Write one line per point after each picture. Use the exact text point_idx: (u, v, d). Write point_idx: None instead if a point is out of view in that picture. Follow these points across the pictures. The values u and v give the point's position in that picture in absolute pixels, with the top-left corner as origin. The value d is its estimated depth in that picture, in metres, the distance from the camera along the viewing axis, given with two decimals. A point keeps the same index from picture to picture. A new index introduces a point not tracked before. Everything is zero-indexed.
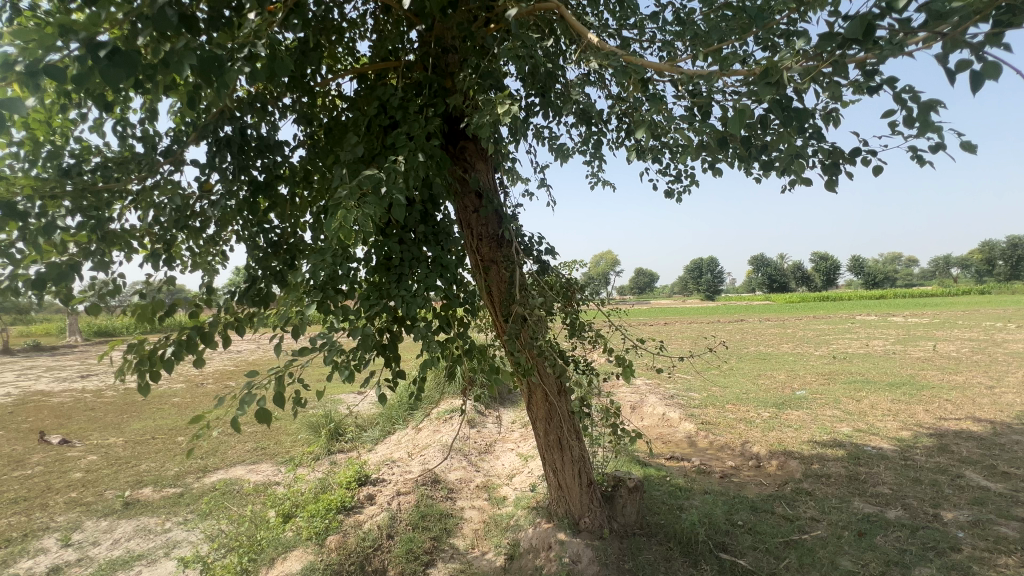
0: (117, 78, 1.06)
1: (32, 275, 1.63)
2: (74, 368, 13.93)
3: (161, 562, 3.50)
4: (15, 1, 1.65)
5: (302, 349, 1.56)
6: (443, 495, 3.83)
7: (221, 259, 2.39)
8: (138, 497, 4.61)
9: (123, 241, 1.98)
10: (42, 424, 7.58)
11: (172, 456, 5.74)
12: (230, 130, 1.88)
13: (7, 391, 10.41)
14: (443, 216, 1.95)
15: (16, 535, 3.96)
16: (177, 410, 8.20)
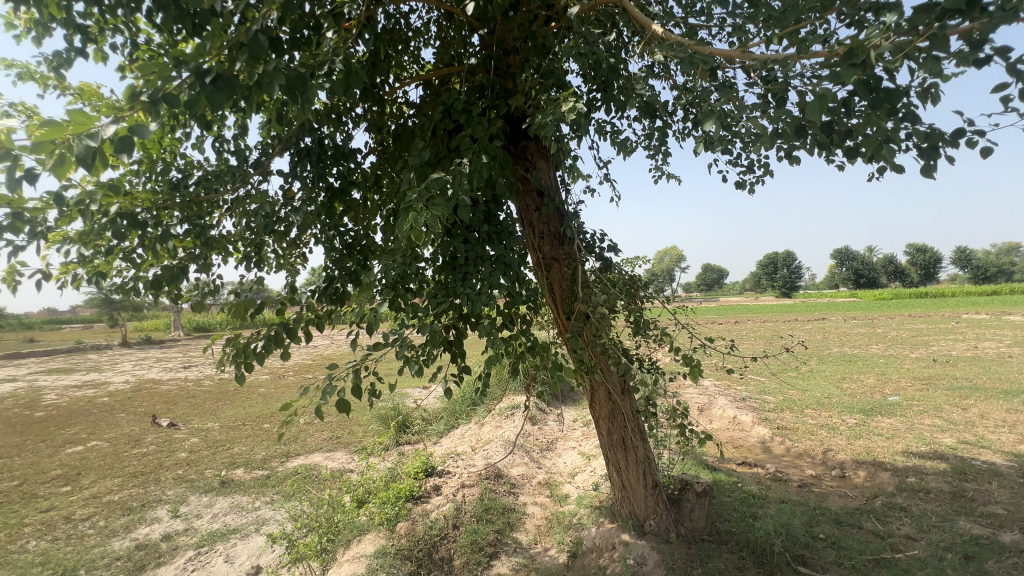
0: (221, 101, 1.19)
1: (151, 277, 1.87)
2: (178, 360, 15.65)
3: (253, 536, 3.86)
4: (135, 38, 1.90)
5: (376, 345, 1.65)
6: (505, 489, 3.89)
7: (301, 260, 2.58)
8: (233, 477, 5.10)
9: (221, 246, 2.19)
10: (154, 408, 8.60)
11: (260, 441, 6.30)
12: (310, 141, 2.02)
13: (126, 379, 11.91)
14: (506, 214, 1.98)
15: (136, 504, 4.54)
16: (263, 399, 8.98)
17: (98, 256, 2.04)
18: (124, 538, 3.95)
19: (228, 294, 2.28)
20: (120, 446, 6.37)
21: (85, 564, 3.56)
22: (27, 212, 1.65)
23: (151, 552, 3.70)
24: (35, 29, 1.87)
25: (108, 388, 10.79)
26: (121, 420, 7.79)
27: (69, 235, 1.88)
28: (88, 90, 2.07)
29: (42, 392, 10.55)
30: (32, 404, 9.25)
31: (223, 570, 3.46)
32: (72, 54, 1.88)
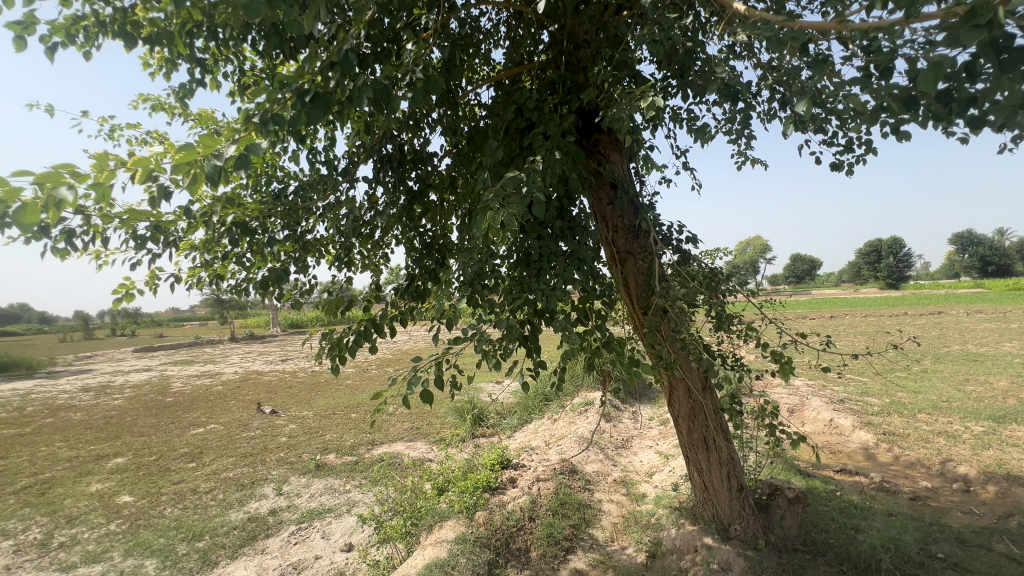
0: (318, 116, 1.30)
1: (260, 278, 2.10)
2: (277, 353, 17.30)
3: (345, 516, 4.20)
4: (242, 65, 2.13)
5: (457, 339, 1.72)
6: (580, 485, 3.88)
7: (384, 261, 2.75)
8: (326, 461, 5.56)
9: (316, 249, 2.40)
10: (259, 396, 9.59)
11: (349, 429, 6.80)
12: (392, 148, 2.15)
13: (236, 370, 13.41)
14: (579, 208, 1.97)
15: (247, 481, 5.10)
16: (350, 390, 9.68)
17: (216, 261, 2.32)
18: (238, 510, 4.45)
19: (323, 293, 2.49)
20: (233, 430, 7.19)
21: (208, 531, 4.07)
22: (164, 223, 1.92)
23: (260, 524, 4.14)
24: (165, 65, 2.16)
25: (221, 378, 12.19)
26: (233, 407, 8.78)
27: (195, 243, 2.15)
28: (206, 116, 2.36)
29: (171, 380, 12.17)
30: (164, 391, 10.69)
31: (321, 545, 3.79)
32: (193, 85, 2.15)
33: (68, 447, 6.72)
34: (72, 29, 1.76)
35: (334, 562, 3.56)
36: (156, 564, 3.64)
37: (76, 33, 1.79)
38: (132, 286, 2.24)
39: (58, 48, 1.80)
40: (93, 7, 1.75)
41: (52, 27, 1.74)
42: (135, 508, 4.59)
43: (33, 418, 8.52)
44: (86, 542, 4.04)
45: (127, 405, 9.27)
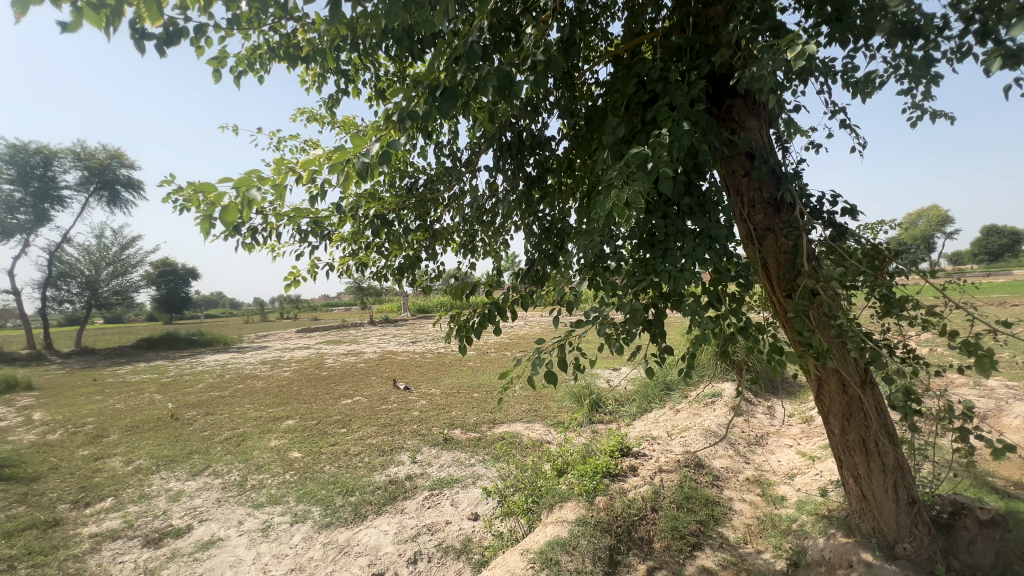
0: (447, 109, 1.38)
1: (398, 265, 2.31)
2: (408, 335, 19.07)
3: (471, 488, 4.51)
4: (378, 71, 2.33)
5: (579, 321, 1.70)
6: (708, 481, 3.66)
7: (504, 247, 2.83)
8: (453, 436, 6.00)
9: (444, 237, 2.55)
10: (394, 373, 10.70)
11: (472, 407, 7.25)
12: (511, 135, 2.19)
13: (375, 350, 15.12)
14: (710, 182, 1.81)
15: (387, 448, 5.73)
16: (472, 371, 10.30)
17: (360, 251, 2.61)
18: (381, 473, 5.04)
19: (450, 278, 2.65)
20: (374, 402, 8.13)
21: (358, 488, 4.67)
22: (321, 219, 2.21)
23: (400, 487, 4.63)
24: (318, 81, 2.46)
25: (364, 356, 13.84)
26: (374, 382, 9.92)
27: (344, 235, 2.44)
28: (350, 122, 2.64)
29: (325, 357, 14.16)
30: (320, 366, 12.48)
31: (450, 511, 4.13)
32: (339, 94, 2.42)
33: (254, 408, 8.21)
34: (250, 58, 2.09)
35: (463, 528, 3.85)
36: (320, 511, 4.29)
37: (254, 61, 2.13)
38: (298, 274, 2.63)
39: (243, 75, 2.15)
40: (265, 38, 2.06)
41: (237, 58, 2.09)
42: (303, 463, 5.46)
43: (229, 384, 10.56)
44: (270, 486, 4.91)
45: (294, 377, 11.01)
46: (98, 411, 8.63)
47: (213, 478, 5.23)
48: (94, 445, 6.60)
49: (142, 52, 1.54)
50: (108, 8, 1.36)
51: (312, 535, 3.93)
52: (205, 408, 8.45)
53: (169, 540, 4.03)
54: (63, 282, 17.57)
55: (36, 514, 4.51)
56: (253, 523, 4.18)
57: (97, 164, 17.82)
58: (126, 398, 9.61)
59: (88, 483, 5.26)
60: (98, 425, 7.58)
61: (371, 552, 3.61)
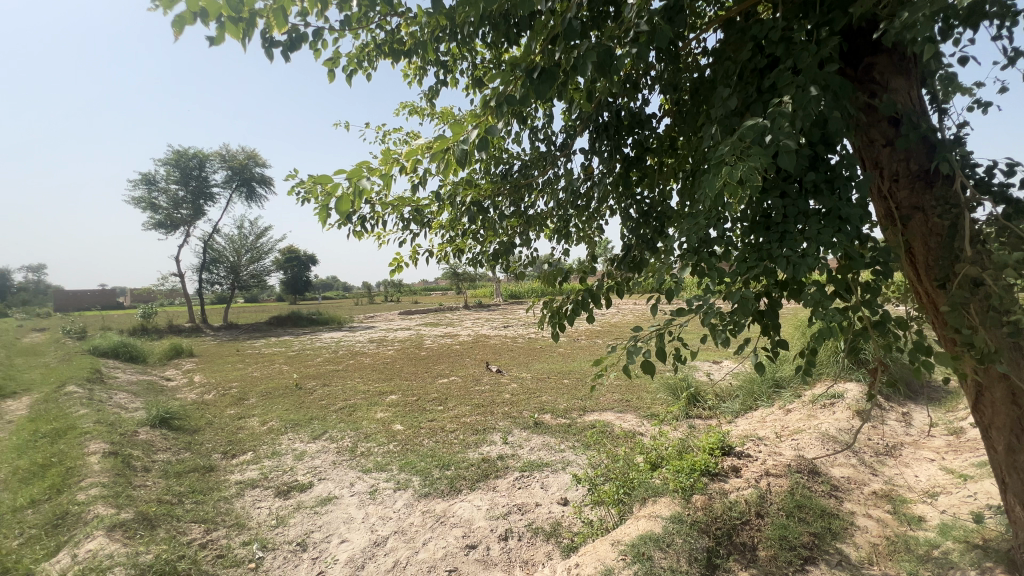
0: (545, 91, 1.35)
1: (494, 251, 2.34)
2: (499, 320, 19.65)
3: (561, 473, 4.54)
4: (475, 59, 2.37)
5: (681, 310, 1.59)
6: (824, 491, 3.29)
7: (599, 232, 2.75)
8: (543, 420, 6.08)
9: (539, 223, 2.54)
10: (487, 356, 11.10)
11: (562, 393, 7.28)
12: (608, 115, 2.10)
13: (469, 333, 15.81)
14: (841, 154, 1.58)
15: (481, 427, 5.97)
16: (562, 357, 10.34)
17: (457, 237, 2.69)
18: (475, 451, 5.26)
19: (543, 264, 2.65)
20: (469, 383, 8.50)
21: (454, 463, 4.93)
22: (421, 208, 2.32)
23: (492, 466, 4.81)
24: (419, 75, 2.57)
25: (459, 338, 14.53)
26: (468, 364, 10.37)
27: (443, 223, 2.53)
28: (448, 112, 2.72)
29: (424, 338, 15.08)
30: (419, 346, 13.34)
31: (540, 494, 4.20)
32: (438, 86, 2.50)
33: (363, 382, 9.02)
34: (360, 56, 2.23)
35: (552, 512, 3.90)
36: (420, 481, 4.61)
37: (363, 60, 2.26)
38: (402, 260, 2.80)
39: (354, 74, 2.29)
40: (372, 36, 2.18)
41: (349, 58, 2.23)
42: (405, 435, 5.90)
43: (342, 359, 11.73)
44: (377, 454, 5.38)
45: (397, 355, 11.89)
46: (240, 377, 10.07)
47: (330, 443, 5.86)
48: (239, 406, 7.72)
49: (271, 59, 1.71)
50: (244, 22, 1.52)
51: (412, 502, 4.24)
52: (323, 379, 9.47)
53: (296, 493, 4.60)
54: (214, 266, 20.66)
55: (197, 460, 5.41)
56: (363, 486, 4.62)
57: (239, 164, 20.63)
58: (262, 367, 11.10)
59: (234, 438, 6.18)
60: (241, 389, 8.86)
61: (465, 524, 3.81)
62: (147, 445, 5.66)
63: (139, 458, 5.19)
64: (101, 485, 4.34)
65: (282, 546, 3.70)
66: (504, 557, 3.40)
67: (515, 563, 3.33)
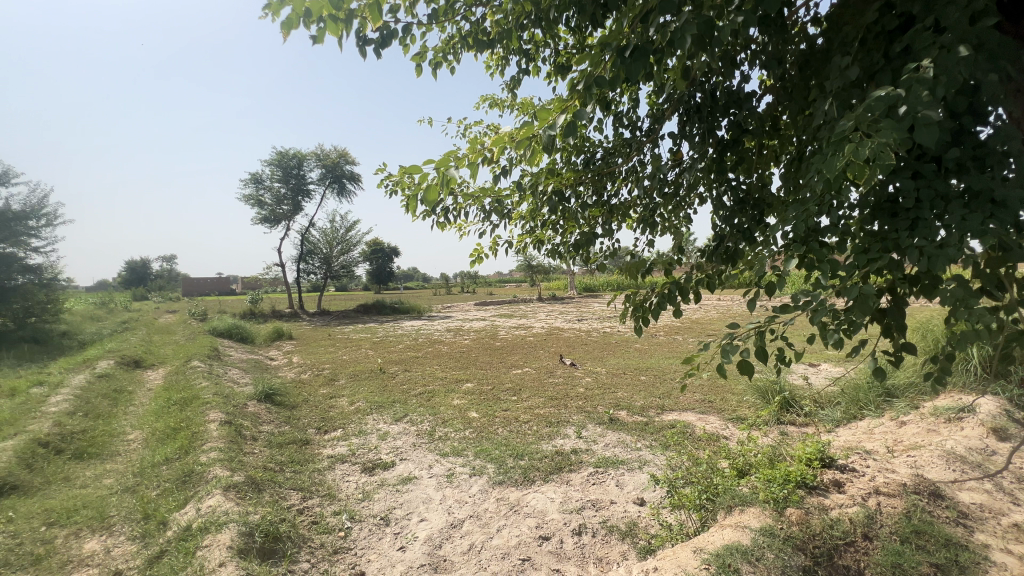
0: (637, 69, 1.28)
1: (575, 241, 2.30)
2: (573, 313, 19.50)
3: (638, 472, 4.42)
4: (558, 45, 2.32)
5: (785, 306, 1.43)
6: (950, 517, 2.87)
7: (686, 222, 2.58)
8: (618, 417, 5.94)
9: (622, 213, 2.43)
10: (560, 349, 11.07)
11: (639, 390, 7.07)
12: (702, 95, 1.95)
13: (543, 325, 15.85)
14: (995, 125, 1.33)
15: (555, 420, 5.97)
16: (638, 353, 10.03)
17: (537, 228, 2.67)
18: (549, 443, 5.26)
19: (625, 256, 2.54)
20: (542, 374, 8.53)
21: (528, 453, 4.97)
22: (502, 198, 2.32)
23: (566, 459, 4.78)
24: (501, 65, 2.57)
25: (533, 330, 14.61)
26: (542, 356, 10.39)
27: (523, 213, 2.52)
28: (529, 102, 2.69)
29: (498, 328, 15.36)
30: (494, 337, 13.61)
31: (615, 492, 4.11)
32: (520, 75, 2.48)
33: (441, 370, 9.39)
34: (445, 49, 2.26)
35: (628, 511, 3.80)
36: (494, 469, 4.71)
37: (448, 53, 2.30)
38: (482, 251, 2.83)
39: (440, 67, 2.34)
40: (457, 28, 2.20)
41: (435, 51, 2.28)
42: (480, 423, 6.05)
43: (422, 346, 12.30)
44: (453, 439, 5.57)
45: (472, 345, 12.24)
46: (332, 359, 10.92)
47: (410, 425, 6.17)
48: (331, 386, 8.37)
49: (365, 56, 1.79)
50: (342, 20, 1.61)
51: (487, 488, 4.34)
52: (405, 365, 10.00)
53: (380, 470, 4.89)
54: (310, 257, 22.55)
55: (295, 433, 5.95)
56: (441, 469, 4.81)
57: (332, 163, 22.24)
58: (350, 351, 11.96)
59: (326, 415, 6.71)
60: (332, 370, 9.61)
61: (538, 515, 3.83)
62: (255, 417, 6.33)
63: (249, 428, 5.81)
64: (219, 449, 4.92)
65: (368, 519, 3.96)
66: (578, 552, 3.36)
67: (588, 559, 3.28)
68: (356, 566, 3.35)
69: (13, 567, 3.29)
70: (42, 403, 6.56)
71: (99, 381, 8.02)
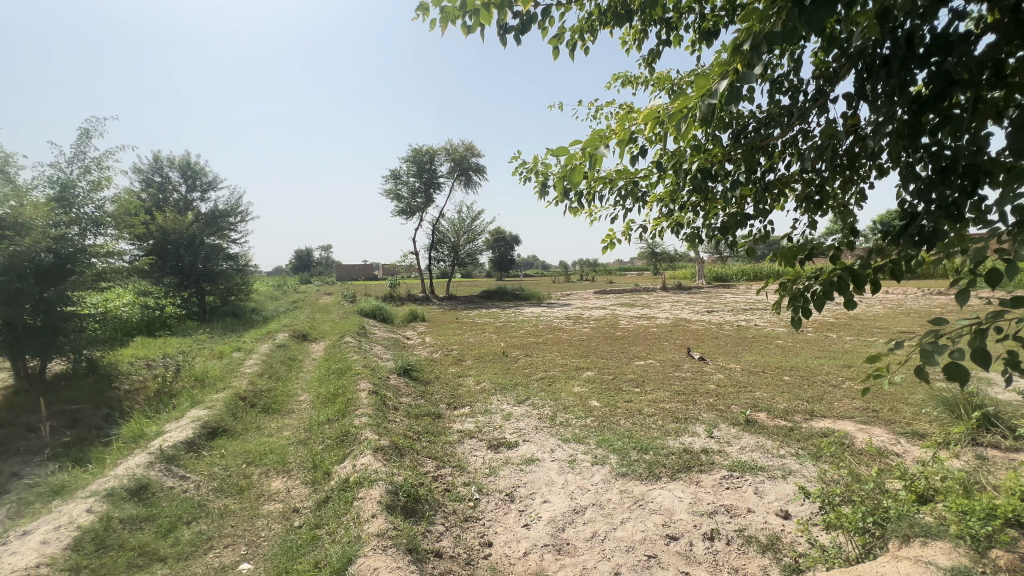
0: (822, 18, 1.09)
1: (721, 223, 2.09)
2: (701, 304, 18.21)
3: (781, 482, 3.97)
4: (705, 6, 2.11)
5: (1021, 300, 1.12)
6: None
7: (861, 199, 2.16)
8: (757, 419, 5.40)
9: (779, 191, 2.13)
10: (688, 342, 10.42)
11: (781, 391, 6.34)
12: (894, 44, 1.57)
13: (668, 316, 15.07)
14: None
15: (681, 416, 5.63)
16: (781, 351, 8.97)
17: (675, 210, 2.49)
18: (676, 439, 4.99)
19: (779, 239, 2.24)
20: (667, 367, 8.12)
21: (653, 448, 4.78)
22: (638, 179, 2.21)
23: (695, 458, 4.49)
24: (638, 39, 2.42)
25: (656, 321, 13.94)
26: (667, 348, 9.87)
27: (660, 195, 2.38)
28: (666, 76, 2.51)
29: (619, 318, 14.96)
30: (615, 326, 13.31)
31: (754, 500, 3.76)
32: (659, 46, 2.31)
33: (562, 356, 9.47)
34: (582, 29, 2.20)
35: (769, 523, 3.45)
36: (617, 460, 4.61)
37: (585, 32, 2.23)
38: (614, 236, 2.75)
39: (577, 48, 2.28)
40: (595, 3, 2.12)
41: (573, 31, 2.22)
42: (602, 412, 5.97)
43: (543, 333, 12.54)
44: (575, 426, 5.59)
45: (593, 333, 12.14)
46: (460, 341, 11.69)
47: (532, 409, 6.33)
48: (458, 366, 8.97)
49: (505, 44, 1.82)
50: (487, 9, 1.65)
51: (610, 479, 4.27)
52: (526, 350, 10.30)
53: (505, 449, 5.11)
54: (440, 246, 24.33)
55: (430, 407, 6.51)
56: (562, 454, 4.87)
57: (460, 156, 23.55)
58: (476, 334, 12.68)
59: (456, 393, 7.22)
60: (460, 351, 10.30)
61: (665, 512, 3.66)
62: (396, 389, 7.06)
63: (392, 398, 6.51)
64: (368, 415, 5.59)
65: (494, 493, 4.18)
66: (709, 558, 3.14)
67: (722, 567, 3.05)
68: (484, 536, 3.56)
69: (226, 493, 4.14)
70: (241, 365, 8.11)
71: (279, 350, 9.66)
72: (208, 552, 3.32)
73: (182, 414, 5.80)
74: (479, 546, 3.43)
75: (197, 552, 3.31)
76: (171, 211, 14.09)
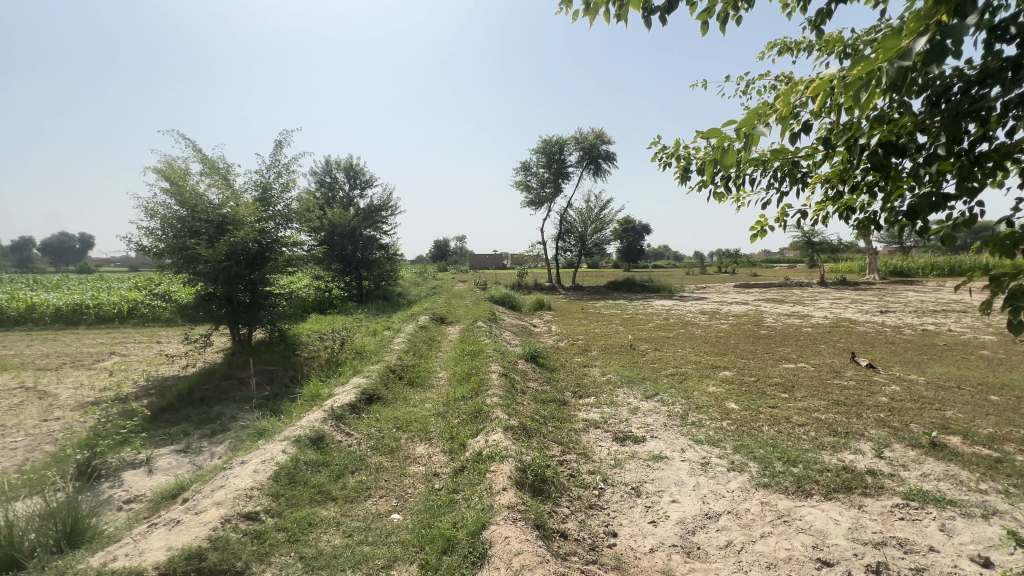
0: None
1: (908, 205, 1.77)
2: (872, 302, 15.51)
3: (980, 522, 3.26)
4: None
5: None
6: None
7: None
8: (946, 443, 4.47)
9: (995, 165, 1.72)
10: (852, 345, 8.98)
11: (985, 413, 5.14)
12: None
13: (826, 315, 13.15)
14: None
15: (841, 429, 4.92)
16: (986, 363, 7.24)
17: (845, 193, 2.17)
18: (833, 455, 4.38)
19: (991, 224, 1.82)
20: (824, 373, 7.13)
21: (803, 461, 4.26)
22: (797, 159, 1.98)
23: (858, 479, 3.91)
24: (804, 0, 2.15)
25: (810, 320, 12.27)
26: (824, 351, 8.63)
27: (826, 176, 2.10)
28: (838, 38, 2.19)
29: (765, 315, 13.48)
30: (759, 323, 12.04)
31: (939, 539, 3.14)
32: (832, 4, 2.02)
33: (695, 353, 8.90)
34: None
35: (961, 568, 2.86)
36: (758, 469, 4.22)
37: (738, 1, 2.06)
38: (765, 224, 2.50)
39: (728, 19, 2.11)
40: None
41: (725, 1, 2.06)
42: (741, 416, 5.49)
43: (674, 327, 11.90)
44: (709, 428, 5.24)
45: (731, 330, 11.16)
46: (586, 331, 11.69)
47: (661, 405, 6.09)
48: (584, 356, 9.00)
49: (651, 26, 1.77)
50: None
51: (749, 488, 3.94)
52: (655, 343, 9.89)
53: (631, 443, 5.02)
54: (567, 236, 24.44)
55: (555, 393, 6.66)
56: (694, 455, 4.61)
57: (589, 145, 23.24)
58: (602, 325, 12.55)
59: (581, 382, 7.26)
60: (586, 341, 10.30)
61: (817, 534, 3.26)
62: (524, 373, 7.37)
63: (520, 382, 6.81)
64: (499, 396, 5.94)
65: (620, 485, 4.16)
66: None
67: None
68: (609, 525, 3.56)
69: (380, 451, 4.79)
70: (391, 342, 9.20)
71: (422, 331, 10.72)
72: (368, 499, 3.89)
73: (347, 380, 6.82)
74: (604, 534, 3.45)
75: (359, 497, 3.89)
76: (338, 207, 16.44)
